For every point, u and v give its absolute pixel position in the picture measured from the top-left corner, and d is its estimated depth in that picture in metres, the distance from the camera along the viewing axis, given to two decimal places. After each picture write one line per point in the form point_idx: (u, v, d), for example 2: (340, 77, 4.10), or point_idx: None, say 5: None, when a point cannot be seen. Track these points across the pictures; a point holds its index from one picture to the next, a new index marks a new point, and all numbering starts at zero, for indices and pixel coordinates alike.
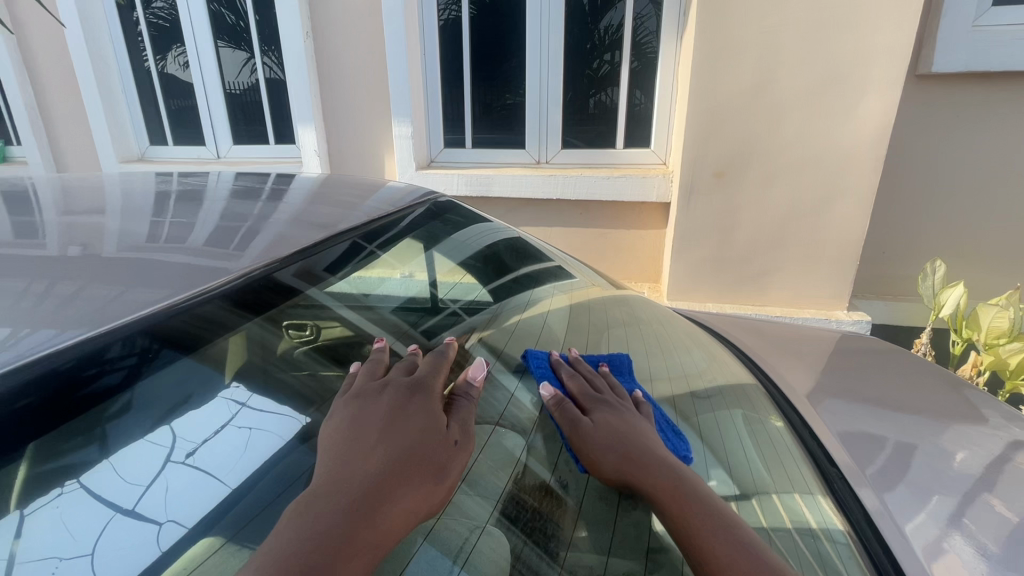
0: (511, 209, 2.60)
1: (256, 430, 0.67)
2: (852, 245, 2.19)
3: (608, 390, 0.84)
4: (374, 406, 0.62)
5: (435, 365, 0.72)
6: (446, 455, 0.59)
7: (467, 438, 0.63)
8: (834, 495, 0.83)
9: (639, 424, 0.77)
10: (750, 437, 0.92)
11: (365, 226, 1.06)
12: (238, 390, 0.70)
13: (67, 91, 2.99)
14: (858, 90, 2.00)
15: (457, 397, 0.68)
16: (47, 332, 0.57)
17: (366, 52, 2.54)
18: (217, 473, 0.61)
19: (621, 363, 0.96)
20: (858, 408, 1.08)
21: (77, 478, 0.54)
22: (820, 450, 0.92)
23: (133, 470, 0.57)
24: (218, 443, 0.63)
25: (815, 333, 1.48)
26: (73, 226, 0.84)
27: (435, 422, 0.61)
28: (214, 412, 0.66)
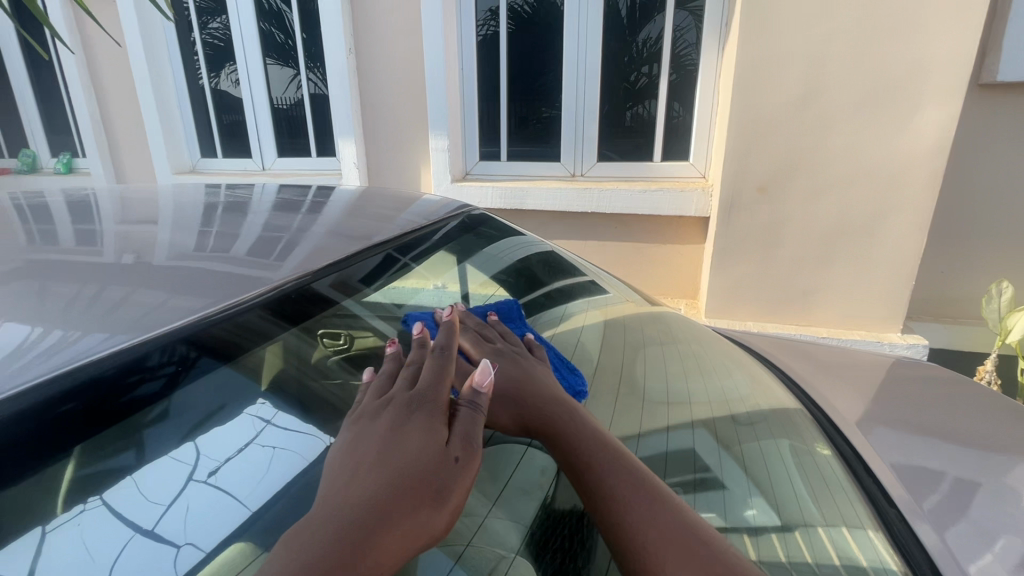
0: (545, 222, 2.59)
1: (279, 449, 0.67)
2: (906, 263, 2.07)
3: (500, 339, 0.85)
4: (371, 427, 0.58)
5: (439, 366, 0.65)
6: (444, 475, 0.53)
7: (472, 452, 0.57)
8: (893, 538, 0.75)
9: (535, 371, 0.78)
10: (798, 468, 0.87)
11: (399, 238, 1.07)
12: (264, 407, 0.71)
13: (129, 107, 3.18)
14: (913, 100, 1.90)
15: (462, 406, 0.61)
16: (97, 337, 0.59)
17: (405, 68, 2.60)
18: (238, 494, 0.61)
19: (508, 311, 1.00)
20: (916, 440, 1.00)
21: (100, 495, 0.54)
22: (875, 485, 0.85)
23: (156, 488, 0.57)
24: (240, 462, 0.64)
25: (865, 357, 1.39)
26: (125, 234, 0.88)
27: (432, 438, 0.56)
28: (239, 429, 0.66)
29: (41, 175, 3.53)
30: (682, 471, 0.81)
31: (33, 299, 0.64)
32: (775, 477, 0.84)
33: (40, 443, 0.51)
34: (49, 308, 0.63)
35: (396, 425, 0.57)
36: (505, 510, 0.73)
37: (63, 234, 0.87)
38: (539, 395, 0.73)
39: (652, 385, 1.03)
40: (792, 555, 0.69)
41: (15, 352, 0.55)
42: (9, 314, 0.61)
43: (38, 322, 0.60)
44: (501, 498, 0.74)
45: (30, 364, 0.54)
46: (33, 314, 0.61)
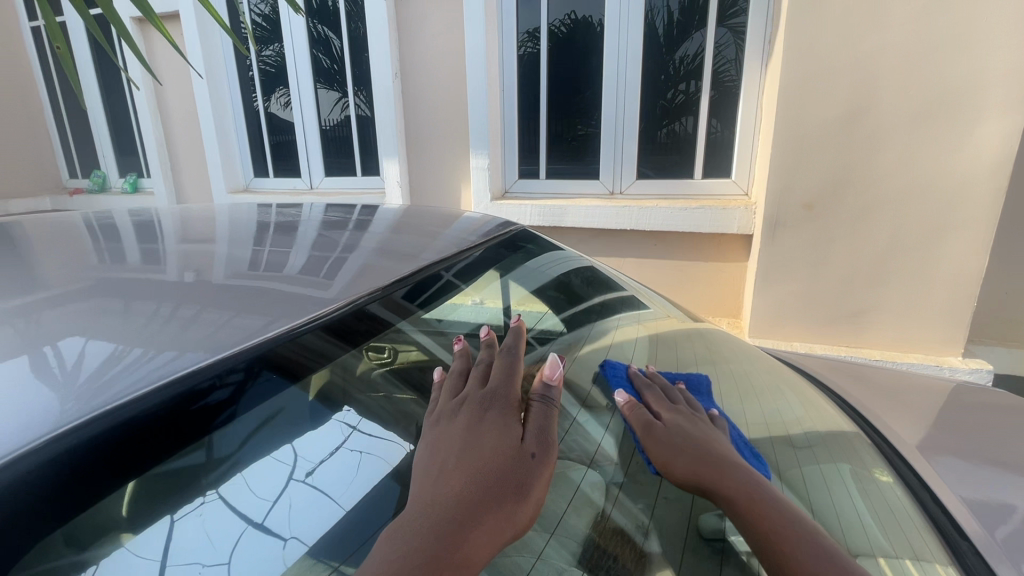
0: (584, 239, 2.60)
1: (365, 454, 0.75)
2: (967, 283, 1.98)
3: (685, 403, 0.90)
4: (448, 427, 0.61)
5: (507, 367, 0.68)
6: (524, 470, 0.56)
7: (547, 447, 0.59)
8: (968, 573, 0.72)
9: (716, 435, 0.82)
10: (860, 494, 0.84)
11: (447, 258, 1.10)
12: (350, 413, 0.78)
13: (191, 132, 3.40)
14: (970, 114, 1.83)
15: (534, 401, 0.64)
16: (171, 354, 0.63)
17: (448, 89, 2.69)
18: (332, 493, 0.68)
19: (698, 382, 1.01)
20: (985, 471, 0.94)
21: (215, 489, 0.62)
22: (944, 516, 0.82)
23: (262, 485, 0.65)
24: (332, 465, 0.71)
25: (924, 380, 1.33)
26: (194, 254, 0.94)
27: (508, 435, 0.58)
28: (330, 433, 0.74)
29: (109, 194, 3.80)
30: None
31: (116, 315, 0.70)
32: (837, 504, 0.81)
33: (125, 447, 0.55)
34: (130, 325, 0.68)
35: (473, 423, 0.60)
36: (564, 542, 0.72)
37: (139, 253, 0.94)
38: (714, 451, 0.77)
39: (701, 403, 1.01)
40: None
41: (101, 366, 0.60)
42: (96, 328, 0.66)
43: (118, 339, 0.65)
44: (558, 526, 0.74)
45: (113, 379, 0.58)
46: (116, 329, 0.66)
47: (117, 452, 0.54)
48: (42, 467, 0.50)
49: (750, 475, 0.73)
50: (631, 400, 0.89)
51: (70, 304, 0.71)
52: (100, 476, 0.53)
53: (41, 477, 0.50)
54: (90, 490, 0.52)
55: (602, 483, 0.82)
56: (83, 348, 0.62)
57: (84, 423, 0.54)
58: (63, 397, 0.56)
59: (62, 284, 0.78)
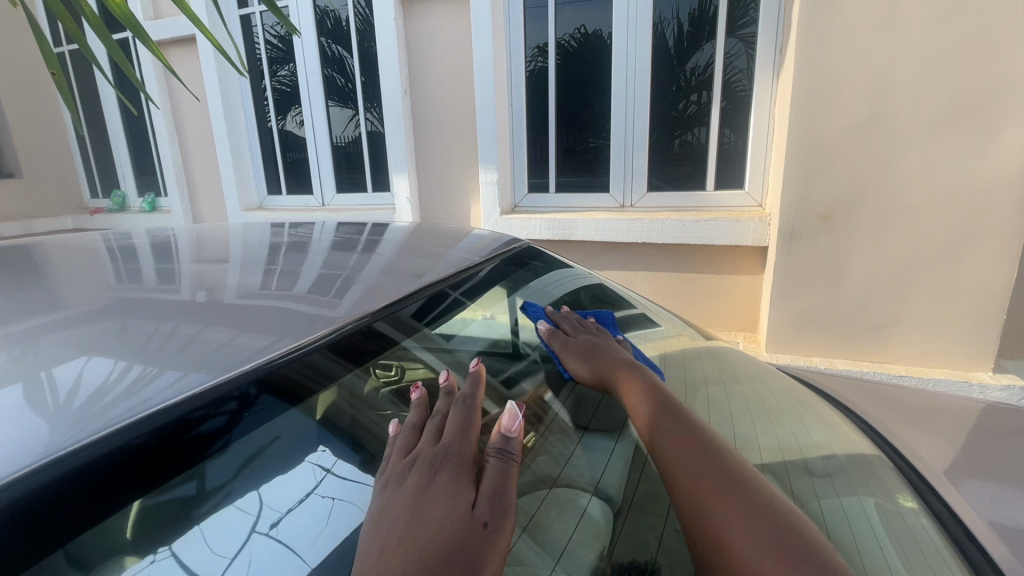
0: (594, 252, 2.57)
1: (338, 501, 0.68)
2: (994, 294, 1.90)
3: (593, 328, 1.12)
4: (398, 492, 0.59)
5: (461, 421, 0.68)
6: (476, 542, 0.54)
7: (499, 515, 0.58)
8: None
9: (613, 347, 1.04)
10: (886, 529, 0.78)
11: (454, 275, 1.08)
12: (324, 454, 0.72)
13: (207, 151, 3.46)
14: (993, 119, 1.77)
15: (491, 458, 0.63)
16: (171, 377, 0.62)
17: (458, 105, 2.71)
18: (297, 549, 0.62)
19: (605, 319, 1.21)
20: (1021, 498, 0.88)
21: (168, 546, 0.56)
22: (977, 551, 0.76)
23: (220, 541, 0.59)
24: (301, 513, 0.65)
25: (951, 400, 1.27)
26: (201, 273, 0.94)
27: (459, 504, 0.57)
28: (301, 478, 0.68)
29: (128, 213, 3.88)
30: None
31: (115, 335, 0.69)
32: (860, 541, 0.75)
33: (117, 478, 0.53)
34: (129, 345, 0.67)
35: (422, 489, 0.58)
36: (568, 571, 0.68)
37: (145, 273, 0.94)
38: (609, 356, 0.99)
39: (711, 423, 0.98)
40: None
41: (97, 392, 0.58)
42: (95, 349, 0.66)
43: (117, 359, 0.64)
44: (563, 555, 0.70)
45: (108, 405, 0.57)
46: (116, 350, 0.66)
47: (108, 480, 0.53)
48: (30, 497, 0.49)
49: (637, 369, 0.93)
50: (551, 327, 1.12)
51: (72, 324, 0.71)
52: (89, 508, 0.52)
53: (29, 507, 0.49)
54: (77, 521, 0.51)
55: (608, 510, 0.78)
56: (79, 373, 0.61)
57: (77, 449, 0.52)
58: (55, 426, 0.54)
59: (66, 304, 0.78)
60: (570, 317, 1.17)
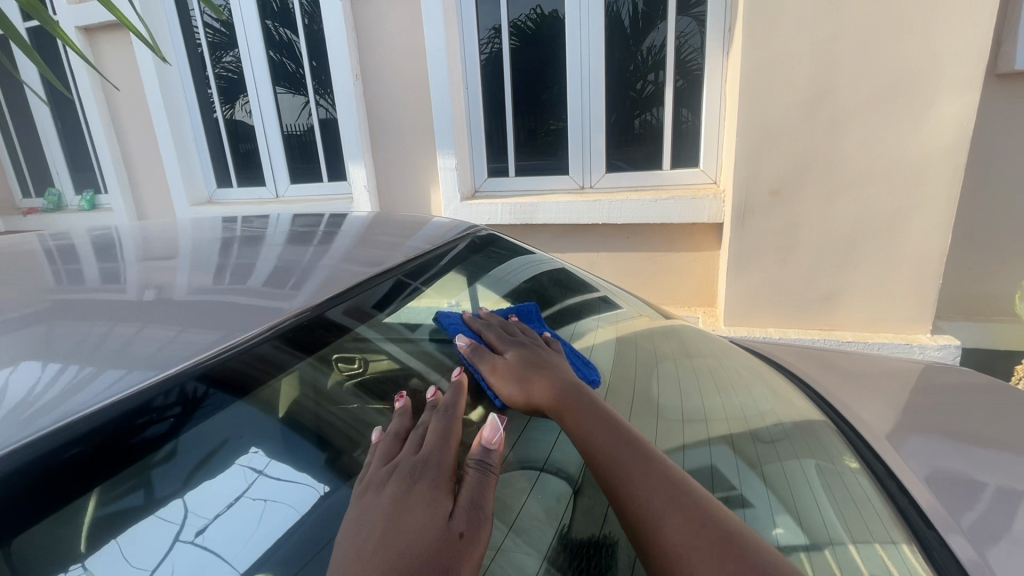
0: (556, 235, 2.58)
1: (270, 502, 0.64)
2: (932, 261, 2.00)
3: (520, 333, 0.96)
4: (377, 500, 0.56)
5: (443, 430, 0.65)
6: (450, 552, 0.50)
7: (478, 527, 0.54)
8: (931, 559, 0.71)
9: (547, 355, 0.89)
10: (824, 486, 0.83)
11: (411, 262, 1.07)
12: (256, 456, 0.67)
13: (148, 143, 3.28)
14: (928, 93, 1.85)
15: (470, 467, 0.59)
16: (117, 373, 0.60)
17: (413, 90, 2.64)
18: (226, 554, 0.58)
19: (528, 313, 1.09)
20: (952, 451, 0.94)
21: (81, 562, 0.52)
22: (910, 503, 0.81)
23: (139, 553, 0.54)
24: (229, 519, 0.61)
25: (893, 364, 1.34)
26: (145, 270, 0.90)
27: (436, 512, 0.53)
28: (230, 482, 0.64)
29: (66, 212, 3.65)
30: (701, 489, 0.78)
31: (44, 340, 0.65)
32: (799, 497, 0.79)
33: (53, 487, 0.51)
34: (59, 349, 0.63)
35: (400, 496, 0.55)
36: (522, 536, 0.71)
37: (79, 274, 0.88)
38: (545, 372, 0.84)
39: (667, 403, 0.99)
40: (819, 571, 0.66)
41: (25, 399, 0.55)
42: (19, 355, 0.62)
43: (47, 364, 0.60)
44: (517, 525, 0.72)
45: (43, 410, 0.54)
46: (43, 355, 0.62)
47: (42, 490, 0.50)
48: None
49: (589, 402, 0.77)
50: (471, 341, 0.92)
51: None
52: (20, 519, 0.49)
53: None
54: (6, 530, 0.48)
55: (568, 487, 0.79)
56: (6, 381, 0.57)
57: (11, 454, 0.50)
58: None
59: None
60: (489, 320, 1.01)
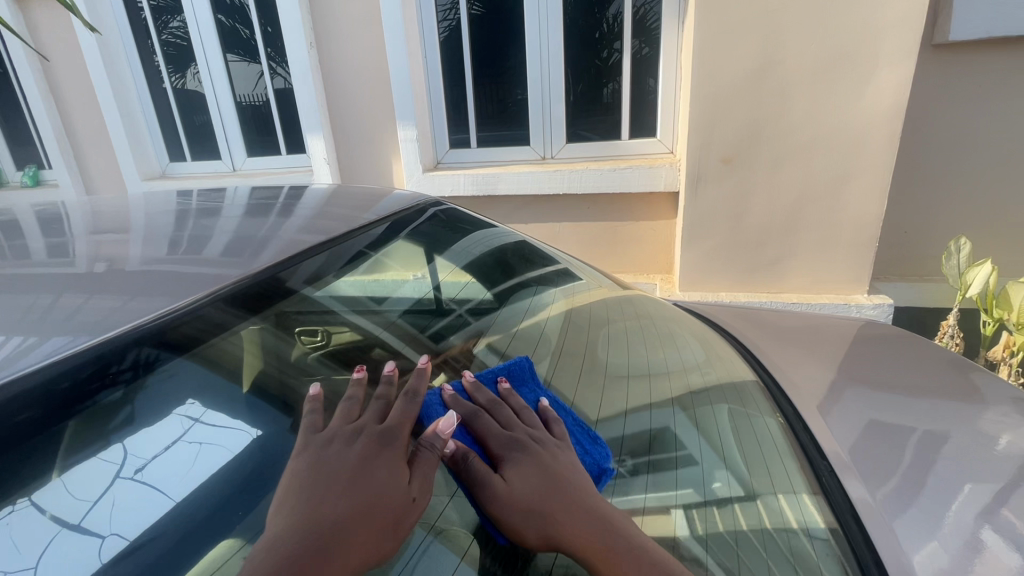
0: (517, 206, 2.60)
1: (207, 446, 0.66)
2: (870, 224, 2.11)
3: (515, 420, 0.73)
4: (341, 452, 0.60)
5: (407, 406, 0.69)
6: (404, 513, 0.57)
7: (428, 494, 0.61)
8: (821, 491, 0.80)
9: (555, 461, 0.68)
10: (730, 430, 0.91)
11: (369, 233, 1.13)
12: (192, 406, 0.68)
13: (92, 115, 3.12)
14: (867, 64, 1.92)
15: (427, 449, 0.64)
16: (61, 340, 0.63)
17: (370, 59, 2.58)
18: (164, 489, 0.60)
19: (520, 370, 0.86)
20: (857, 397, 1.03)
21: (28, 495, 0.54)
22: (809, 441, 0.90)
23: (82, 486, 0.56)
24: (168, 460, 0.62)
25: (823, 321, 1.43)
26: (88, 243, 0.90)
27: (399, 476, 0.59)
28: (166, 428, 0.64)
29: (8, 189, 3.47)
30: (636, 454, 0.84)
31: None
32: (733, 449, 0.87)
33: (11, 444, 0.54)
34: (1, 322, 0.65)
35: (367, 456, 0.60)
36: None
37: (19, 249, 0.88)
38: (564, 499, 0.63)
39: (602, 355, 1.10)
40: (728, 525, 0.73)
41: None
42: None
43: None
44: None
45: None
46: None
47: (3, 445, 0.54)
48: None
49: (593, 504, 0.64)
50: (462, 446, 0.67)
51: None
52: None
53: None
54: None
55: None
56: None
57: None
58: None
59: None
60: (474, 402, 0.74)
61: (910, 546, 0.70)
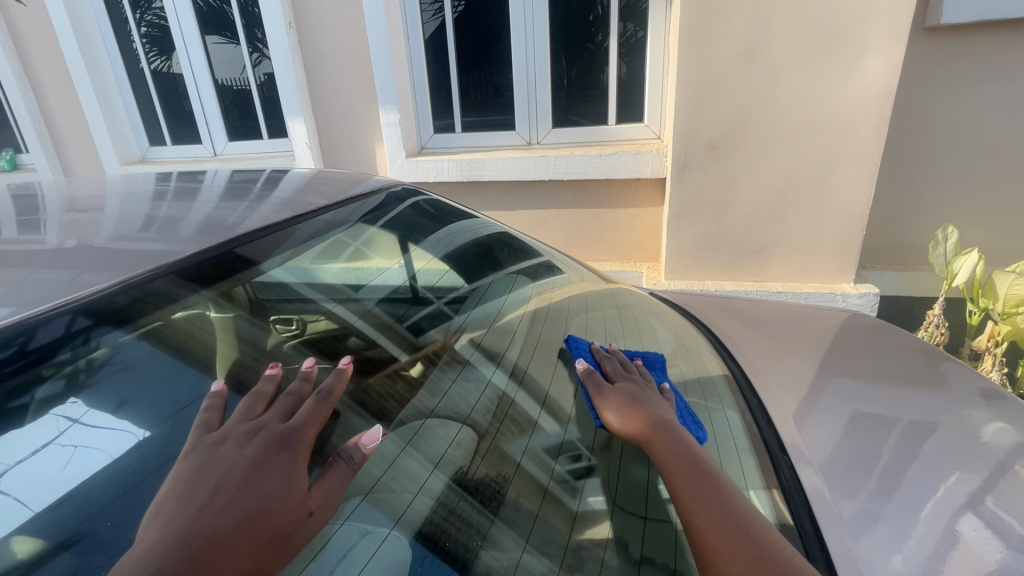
0: (502, 192, 2.56)
1: (82, 450, 0.62)
2: (856, 212, 2.08)
3: (637, 371, 0.91)
4: (235, 454, 0.60)
5: (315, 408, 0.71)
6: (296, 525, 0.57)
7: (326, 509, 0.61)
8: (783, 488, 0.77)
9: (653, 394, 0.84)
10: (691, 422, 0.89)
11: (341, 214, 1.12)
12: (74, 405, 0.63)
13: (69, 98, 3.05)
14: (856, 46, 1.88)
15: (337, 461, 0.66)
16: (3, 312, 0.63)
17: (350, 40, 2.51)
18: (22, 497, 0.56)
19: (654, 360, 0.98)
20: (823, 386, 1.02)
21: None
22: (771, 433, 0.89)
23: None
24: (35, 464, 0.58)
25: (801, 310, 1.41)
26: (34, 226, 0.88)
27: (294, 485, 0.60)
28: (36, 429, 0.60)
29: None
30: (598, 455, 0.79)
31: None
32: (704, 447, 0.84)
33: None
34: None
35: (263, 460, 0.60)
36: (417, 450, 0.77)
37: None
38: (647, 406, 0.80)
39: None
40: None
41: None
42: None
43: None
44: (414, 437, 0.79)
45: None
46: None
47: None
48: None
49: (668, 417, 0.78)
50: (588, 365, 0.91)
51: None
52: None
53: None
54: None
55: (453, 434, 0.81)
56: None
57: None
58: None
59: None
60: (612, 353, 0.96)
61: (859, 540, 0.69)
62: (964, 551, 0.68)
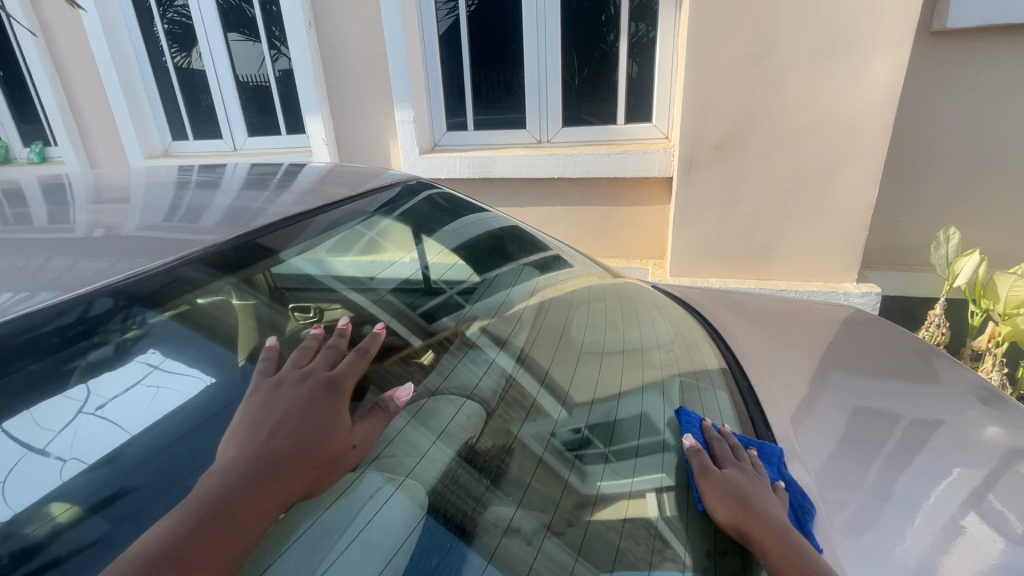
0: (512, 189, 2.63)
1: (163, 391, 0.72)
2: (860, 213, 2.11)
3: (751, 459, 0.81)
4: (291, 394, 0.72)
5: (354, 361, 0.81)
6: (342, 455, 0.68)
7: (366, 443, 0.73)
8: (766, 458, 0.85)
9: (766, 495, 0.74)
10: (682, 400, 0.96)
11: (359, 207, 1.21)
12: (152, 354, 0.74)
13: (95, 92, 3.16)
14: (861, 50, 1.91)
15: (375, 407, 0.77)
16: (48, 296, 0.70)
17: (367, 39, 2.58)
18: (121, 422, 0.67)
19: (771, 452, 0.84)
20: (813, 379, 1.08)
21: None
22: (757, 415, 0.96)
23: (46, 416, 0.62)
24: (127, 399, 0.69)
25: (800, 306, 1.46)
26: (85, 213, 0.97)
27: (340, 423, 0.71)
28: (124, 372, 0.70)
29: (16, 165, 3.53)
30: (597, 442, 0.84)
31: None
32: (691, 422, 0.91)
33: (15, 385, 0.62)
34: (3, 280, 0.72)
35: (314, 399, 0.72)
36: (422, 424, 0.83)
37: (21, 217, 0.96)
38: (761, 513, 0.71)
39: (574, 334, 1.14)
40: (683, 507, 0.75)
41: None
42: None
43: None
44: (419, 411, 0.85)
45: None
46: None
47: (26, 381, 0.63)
48: None
49: (787, 529, 0.68)
50: (695, 444, 0.82)
51: None
52: None
53: None
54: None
55: (459, 406, 0.89)
56: None
57: None
58: None
59: None
60: (727, 437, 0.86)
61: (839, 529, 0.74)
62: (937, 542, 0.73)
